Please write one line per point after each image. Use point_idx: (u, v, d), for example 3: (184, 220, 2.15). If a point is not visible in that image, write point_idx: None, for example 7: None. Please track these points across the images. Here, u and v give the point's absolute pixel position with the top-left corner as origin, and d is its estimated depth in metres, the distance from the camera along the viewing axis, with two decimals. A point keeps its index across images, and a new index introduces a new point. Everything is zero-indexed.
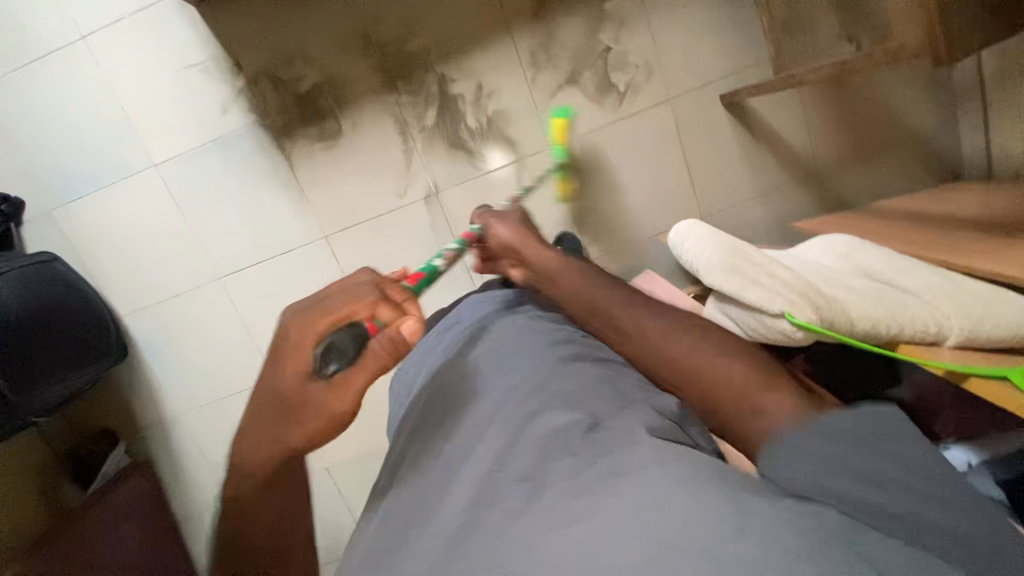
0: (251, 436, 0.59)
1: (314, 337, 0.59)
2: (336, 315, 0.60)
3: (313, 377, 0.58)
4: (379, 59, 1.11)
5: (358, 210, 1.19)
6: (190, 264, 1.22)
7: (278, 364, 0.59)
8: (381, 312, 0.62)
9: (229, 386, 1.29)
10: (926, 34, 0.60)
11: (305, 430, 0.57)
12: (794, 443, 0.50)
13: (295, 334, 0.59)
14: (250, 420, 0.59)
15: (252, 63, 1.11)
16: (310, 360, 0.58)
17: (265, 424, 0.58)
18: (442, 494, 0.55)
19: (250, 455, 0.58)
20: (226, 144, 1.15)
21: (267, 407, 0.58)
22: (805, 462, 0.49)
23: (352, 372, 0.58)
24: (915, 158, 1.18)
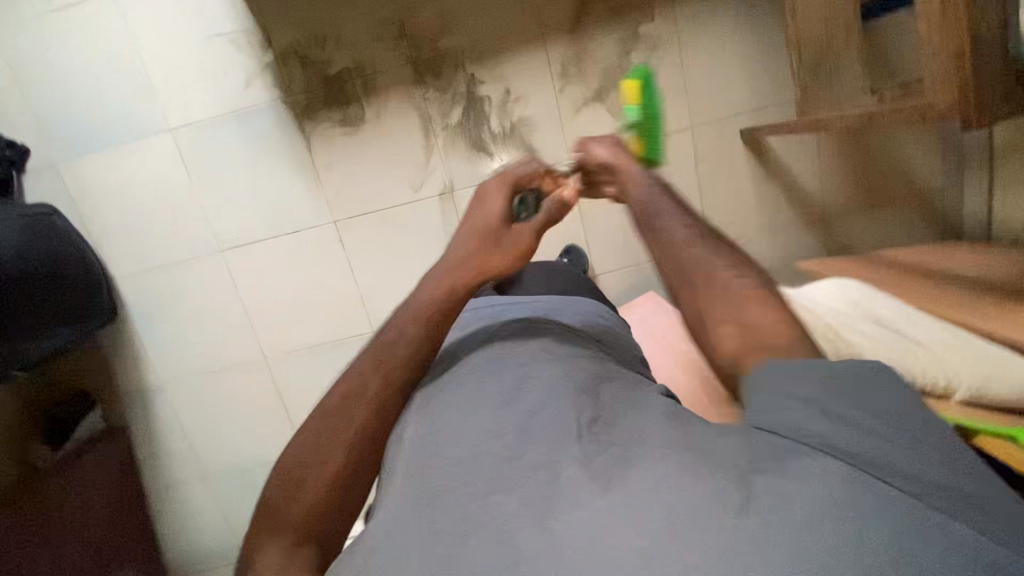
0: (449, 265, 0.70)
1: (505, 195, 0.73)
2: (516, 180, 0.74)
3: (507, 219, 0.71)
4: (410, 51, 1.11)
5: (372, 200, 1.18)
6: (193, 233, 1.20)
7: (469, 220, 0.73)
8: (546, 181, 0.76)
9: (216, 361, 1.27)
10: (960, 96, 0.62)
11: (497, 267, 0.69)
12: (780, 386, 0.43)
13: (490, 198, 0.73)
14: (450, 252, 0.72)
15: (283, 39, 1.09)
16: (505, 207, 0.72)
17: (469, 253, 0.70)
18: (429, 490, 0.48)
19: (432, 289, 0.69)
20: (246, 117, 1.13)
21: (473, 236, 0.71)
22: (791, 408, 0.41)
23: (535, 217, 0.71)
24: (918, 215, 1.22)
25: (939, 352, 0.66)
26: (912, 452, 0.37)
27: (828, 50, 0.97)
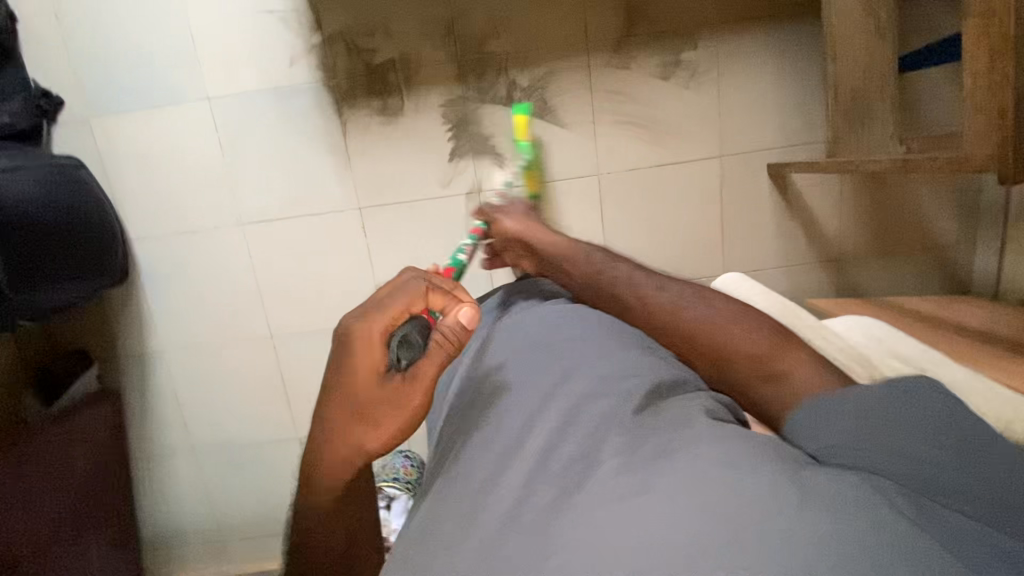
0: (333, 436, 0.56)
1: (376, 344, 0.56)
2: (396, 313, 0.58)
3: (388, 371, 0.56)
4: (456, 50, 1.12)
5: (400, 191, 1.19)
6: (216, 204, 1.19)
7: (347, 363, 0.56)
8: (431, 300, 0.61)
9: (222, 334, 1.26)
10: (1000, 151, 0.64)
11: (375, 440, 0.56)
12: (828, 409, 0.54)
13: (360, 353, 0.56)
14: (323, 427, 0.57)
15: (333, 24, 1.11)
16: (377, 361, 0.56)
17: (350, 420, 0.56)
18: (481, 471, 0.51)
19: (335, 449, 0.56)
20: (286, 95, 1.14)
21: (343, 412, 0.56)
22: (840, 428, 0.52)
23: (422, 363, 0.57)
24: (932, 264, 1.24)
25: (961, 394, 0.67)
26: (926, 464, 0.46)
27: (863, 96, 1.00)
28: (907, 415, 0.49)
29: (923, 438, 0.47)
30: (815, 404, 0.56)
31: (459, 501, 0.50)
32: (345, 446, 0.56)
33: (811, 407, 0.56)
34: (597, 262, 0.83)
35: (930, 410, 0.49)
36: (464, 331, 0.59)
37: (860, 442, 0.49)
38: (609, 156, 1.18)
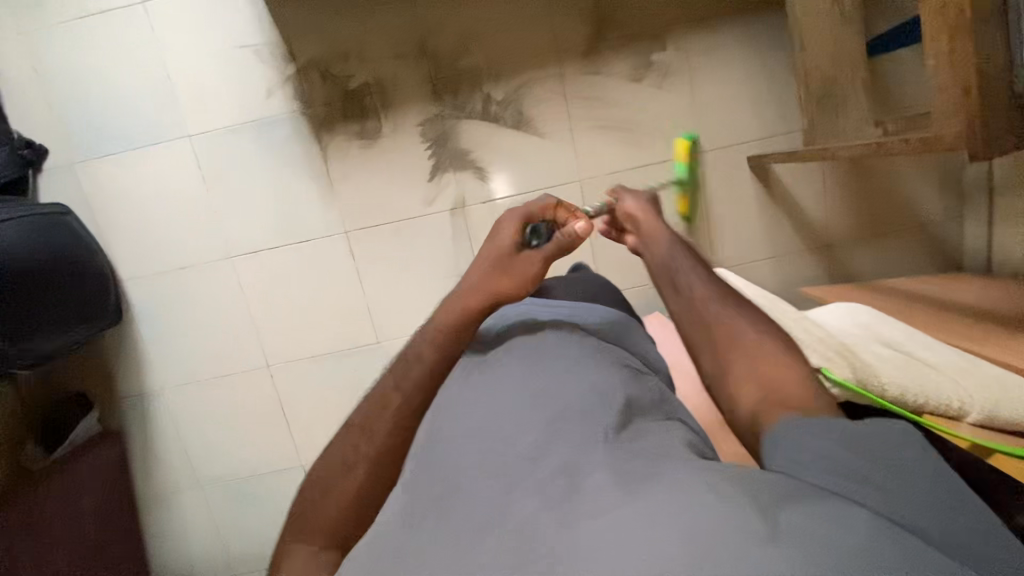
0: (469, 286, 0.72)
1: (518, 227, 0.76)
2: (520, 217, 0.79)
3: (520, 247, 0.75)
4: (430, 69, 1.13)
5: (384, 212, 1.19)
6: (204, 239, 1.20)
7: (493, 237, 0.75)
8: (557, 212, 0.79)
9: (219, 367, 1.26)
10: (970, 129, 0.64)
11: (500, 300, 0.71)
12: (803, 438, 0.45)
13: (503, 229, 0.76)
14: (483, 260, 0.74)
15: (306, 53, 1.12)
16: (513, 238, 0.75)
17: (485, 274, 0.72)
18: (454, 482, 0.49)
19: (456, 303, 0.71)
20: (265, 126, 1.15)
21: (490, 263, 0.74)
22: (817, 464, 0.42)
23: (547, 248, 0.74)
24: (923, 244, 1.24)
25: (952, 375, 0.66)
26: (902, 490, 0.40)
27: (835, 82, 1.01)
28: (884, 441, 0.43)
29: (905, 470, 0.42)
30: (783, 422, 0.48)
31: (425, 508, 0.48)
32: (464, 302, 0.70)
33: (793, 442, 0.45)
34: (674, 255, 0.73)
35: (905, 456, 0.42)
36: (578, 237, 0.75)
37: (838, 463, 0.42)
38: (589, 161, 1.18)
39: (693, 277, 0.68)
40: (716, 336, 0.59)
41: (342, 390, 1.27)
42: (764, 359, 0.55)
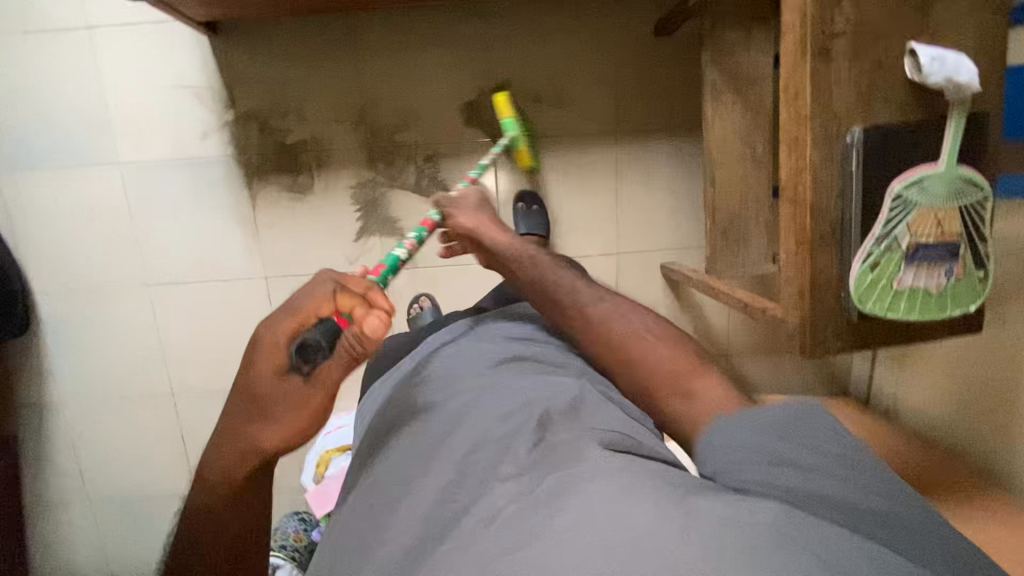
0: (253, 389, 0.59)
1: (281, 349, 0.60)
2: (303, 317, 0.62)
3: (292, 372, 0.60)
4: (367, 136, 1.16)
5: (305, 265, 1.21)
6: (123, 263, 1.21)
7: (252, 361, 0.60)
8: (343, 303, 0.64)
9: (123, 388, 1.27)
10: (801, 325, 0.70)
11: (280, 437, 0.59)
12: (742, 435, 0.57)
13: (261, 356, 0.60)
14: (243, 408, 0.60)
15: (245, 103, 1.14)
16: (271, 367, 0.59)
17: (236, 427, 0.60)
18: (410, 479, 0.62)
19: (217, 460, 0.60)
20: (197, 167, 1.17)
21: (262, 403, 0.59)
22: (744, 456, 0.55)
23: (322, 370, 0.60)
24: (815, 365, 1.31)
25: None
26: (847, 476, 0.50)
27: (739, 217, 1.07)
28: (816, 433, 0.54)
29: (843, 457, 0.52)
30: (725, 425, 0.59)
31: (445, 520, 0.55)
32: (244, 448, 0.59)
33: (728, 437, 0.58)
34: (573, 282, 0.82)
35: (816, 429, 0.55)
36: (367, 346, 0.62)
37: (798, 465, 0.52)
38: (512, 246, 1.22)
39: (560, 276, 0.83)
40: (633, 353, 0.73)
41: None
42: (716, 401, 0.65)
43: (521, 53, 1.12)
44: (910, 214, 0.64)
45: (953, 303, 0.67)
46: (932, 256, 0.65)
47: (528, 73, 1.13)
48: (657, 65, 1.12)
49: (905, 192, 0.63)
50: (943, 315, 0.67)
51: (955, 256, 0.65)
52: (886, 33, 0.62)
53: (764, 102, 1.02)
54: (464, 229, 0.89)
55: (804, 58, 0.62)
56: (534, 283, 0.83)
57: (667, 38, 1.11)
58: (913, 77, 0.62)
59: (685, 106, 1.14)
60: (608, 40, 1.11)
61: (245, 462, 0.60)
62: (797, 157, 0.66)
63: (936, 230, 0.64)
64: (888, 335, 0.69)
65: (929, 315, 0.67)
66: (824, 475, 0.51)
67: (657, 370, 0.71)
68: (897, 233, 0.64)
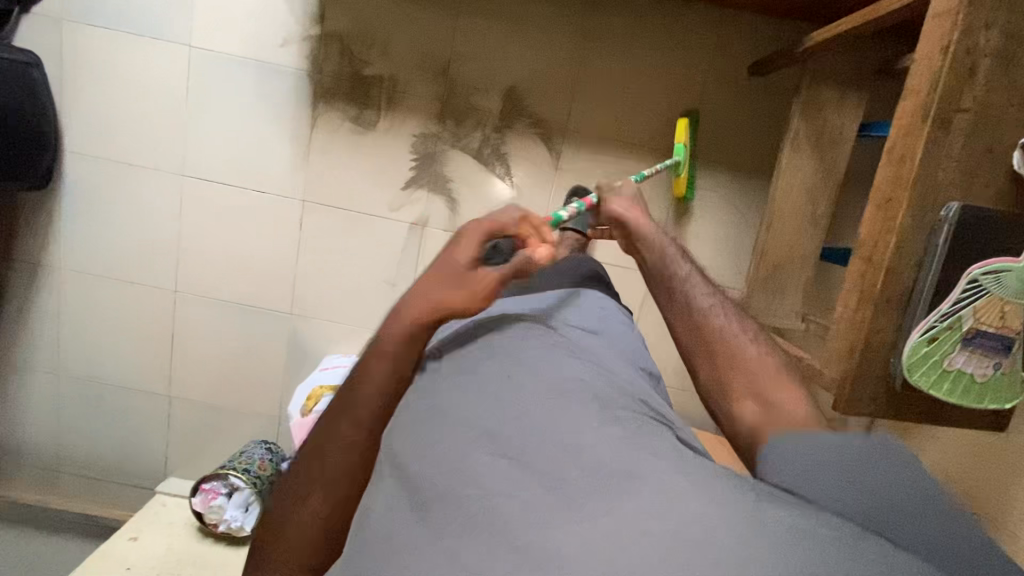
0: (438, 269, 0.64)
1: (478, 240, 0.65)
2: (496, 224, 0.66)
3: (478, 265, 0.64)
4: (445, 90, 1.15)
5: (343, 199, 1.19)
6: (163, 146, 1.17)
7: (458, 239, 0.66)
8: (522, 229, 0.68)
9: (125, 270, 1.23)
10: (841, 379, 0.70)
11: (456, 303, 0.61)
12: (789, 446, 0.52)
13: (462, 242, 0.65)
14: (439, 266, 0.64)
15: (334, 23, 1.12)
16: (471, 253, 0.64)
17: (431, 285, 0.63)
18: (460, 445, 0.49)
19: (410, 307, 0.62)
20: (266, 72, 1.14)
21: (443, 276, 0.63)
22: (805, 469, 0.48)
23: (492, 273, 0.63)
24: None
25: None
26: (909, 510, 0.43)
27: (783, 267, 1.08)
28: (886, 467, 0.46)
29: (911, 495, 0.44)
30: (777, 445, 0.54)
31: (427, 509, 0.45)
32: (430, 309, 0.61)
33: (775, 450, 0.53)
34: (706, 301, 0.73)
35: (882, 462, 0.47)
36: (536, 262, 0.66)
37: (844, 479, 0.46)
38: None
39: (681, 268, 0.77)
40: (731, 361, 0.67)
41: (237, 344, 1.26)
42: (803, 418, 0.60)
43: (617, 53, 1.11)
44: (979, 299, 0.65)
45: (990, 397, 0.68)
46: (986, 345, 0.66)
47: (618, 74, 1.12)
48: (743, 102, 1.12)
49: (983, 277, 0.64)
50: (978, 405, 0.68)
51: (1007, 352, 0.67)
52: (1005, 123, 0.63)
53: (839, 164, 1.03)
54: (617, 215, 0.84)
55: (924, 121, 0.63)
56: (651, 272, 0.78)
57: (760, 79, 1.11)
58: (1019, 171, 0.63)
59: (758, 150, 1.14)
60: (704, 65, 1.11)
61: (431, 315, 0.61)
62: (886, 218, 0.67)
63: (999, 322, 0.66)
64: (922, 412, 0.70)
65: (967, 402, 0.68)
66: (873, 495, 0.44)
67: (760, 376, 0.65)
68: (962, 315, 0.65)
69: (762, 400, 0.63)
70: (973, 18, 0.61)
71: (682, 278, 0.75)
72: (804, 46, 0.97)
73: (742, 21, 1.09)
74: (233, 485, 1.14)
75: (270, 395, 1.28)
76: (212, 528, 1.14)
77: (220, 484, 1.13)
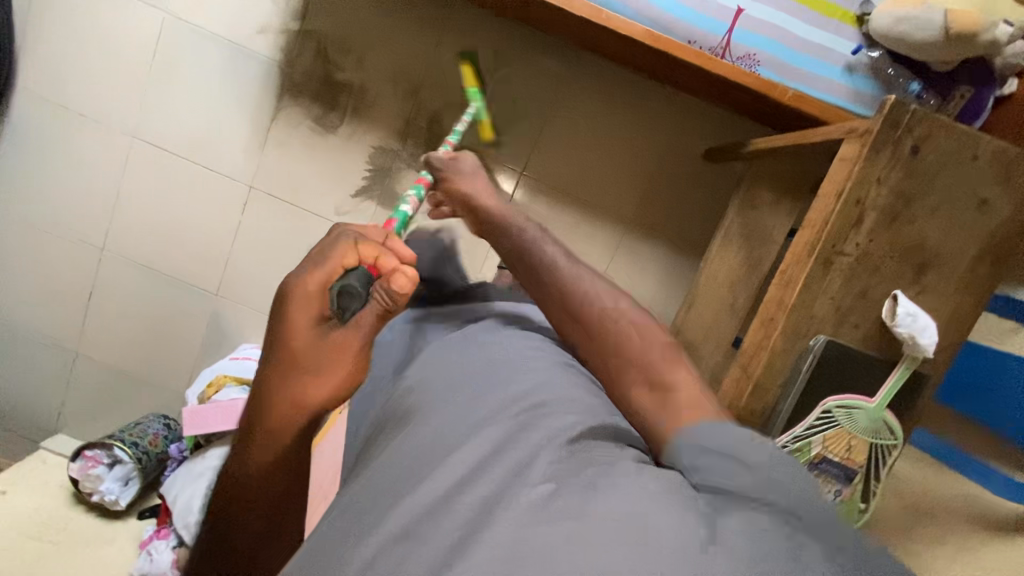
0: (281, 385, 0.55)
1: (315, 302, 0.55)
2: (331, 270, 0.55)
3: (332, 325, 0.55)
4: (411, 110, 1.16)
5: (290, 194, 1.19)
6: (117, 104, 1.16)
7: (295, 307, 0.54)
8: (361, 257, 0.57)
9: (54, 218, 1.20)
10: None
11: (325, 394, 0.55)
12: (714, 430, 0.43)
13: (296, 313, 0.54)
14: (284, 361, 0.54)
15: (315, 24, 1.13)
16: (308, 324, 0.54)
17: (282, 379, 0.54)
18: (407, 458, 0.44)
19: (278, 404, 0.55)
20: (238, 55, 1.13)
21: (292, 361, 0.54)
22: (741, 447, 0.41)
23: (339, 340, 0.55)
24: None
25: None
26: None
27: (695, 348, 1.11)
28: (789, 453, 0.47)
29: None
30: (694, 426, 0.44)
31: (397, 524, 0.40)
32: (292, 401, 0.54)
33: (686, 438, 0.43)
34: (519, 232, 0.66)
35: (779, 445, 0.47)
36: (402, 297, 0.56)
37: None
38: None
39: (547, 254, 0.61)
40: (608, 345, 0.52)
41: (155, 314, 1.24)
42: (682, 373, 0.49)
43: (583, 113, 1.15)
44: (830, 429, 0.69)
45: None
46: (830, 471, 0.71)
47: (580, 131, 1.16)
48: (693, 183, 1.17)
49: (836, 410, 0.69)
50: None
51: (848, 481, 0.71)
52: (881, 272, 0.68)
53: (764, 262, 1.07)
54: (460, 192, 0.78)
55: (810, 255, 0.67)
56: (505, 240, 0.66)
57: (713, 164, 1.16)
58: (886, 320, 0.68)
59: (698, 231, 1.18)
60: (662, 142, 1.15)
61: (294, 412, 0.55)
62: (765, 335, 0.71)
63: (845, 453, 0.70)
64: None
65: None
66: None
67: (643, 355, 0.50)
68: (812, 440, 0.69)
69: (651, 380, 0.49)
70: (867, 171, 0.65)
71: (548, 262, 0.60)
72: (749, 148, 1.02)
73: (705, 107, 1.13)
74: (115, 457, 1.11)
75: (178, 371, 1.27)
76: (85, 495, 1.12)
77: (102, 453, 1.11)
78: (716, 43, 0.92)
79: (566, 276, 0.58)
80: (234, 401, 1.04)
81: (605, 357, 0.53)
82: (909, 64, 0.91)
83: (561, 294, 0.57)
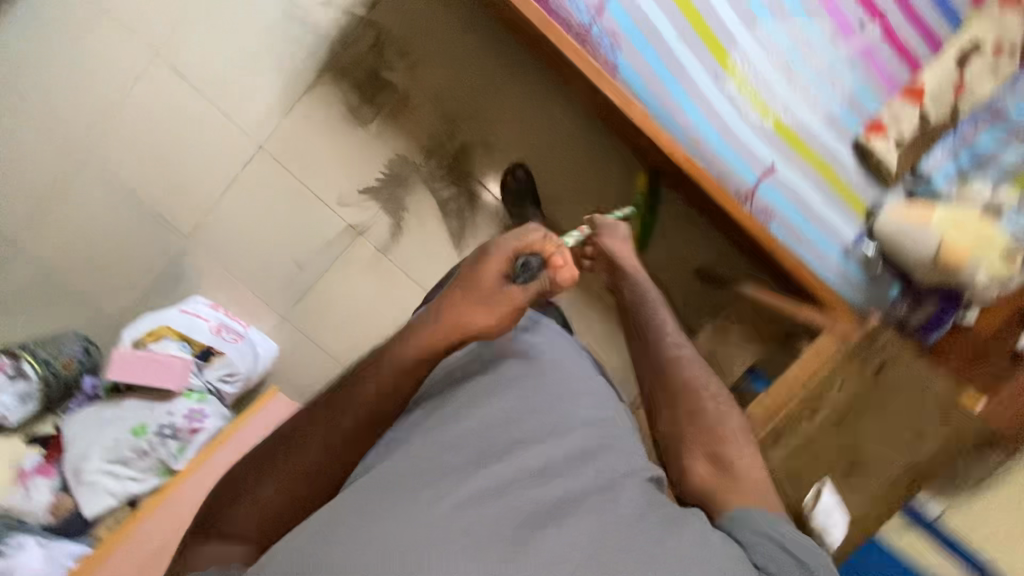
0: (447, 307, 0.54)
1: (507, 257, 0.53)
2: (528, 241, 0.54)
3: (511, 282, 0.53)
4: (445, 131, 1.16)
5: (296, 168, 1.16)
6: (153, 19, 1.10)
7: (489, 253, 0.54)
8: (547, 246, 0.54)
9: (40, 103, 1.12)
10: None
11: (483, 325, 0.54)
12: (764, 528, 0.53)
13: (490, 259, 0.53)
14: (462, 287, 0.54)
15: (381, 18, 1.12)
16: (498, 271, 0.53)
17: (454, 304, 0.53)
18: (480, 438, 0.51)
19: (431, 327, 0.54)
20: (294, 18, 1.11)
21: (468, 292, 0.53)
22: (779, 556, 0.51)
23: (506, 294, 0.52)
24: None
25: None
26: None
27: None
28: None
29: None
30: (751, 512, 0.55)
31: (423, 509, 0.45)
32: (442, 329, 0.54)
33: (745, 513, 0.55)
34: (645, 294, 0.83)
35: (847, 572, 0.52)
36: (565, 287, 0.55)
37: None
38: None
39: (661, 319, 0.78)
40: (685, 403, 0.67)
41: (114, 235, 1.18)
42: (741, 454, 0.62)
43: (601, 187, 1.16)
44: None
45: None
46: None
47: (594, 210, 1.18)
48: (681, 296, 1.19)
49: None
50: None
51: None
52: None
53: None
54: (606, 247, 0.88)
55: None
56: (634, 311, 0.81)
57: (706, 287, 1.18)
58: None
59: None
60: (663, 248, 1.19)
61: (434, 343, 0.54)
62: None
63: None
64: None
65: None
66: None
67: (719, 433, 0.64)
68: None
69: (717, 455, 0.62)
70: None
71: (656, 324, 0.78)
72: None
73: (712, 229, 1.17)
74: (21, 372, 1.04)
75: (115, 299, 1.20)
76: None
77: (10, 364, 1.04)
78: (745, 189, 0.97)
79: (673, 347, 0.75)
80: (171, 360, 1.01)
81: (683, 419, 0.67)
82: (894, 269, 0.99)
83: (664, 359, 0.73)
